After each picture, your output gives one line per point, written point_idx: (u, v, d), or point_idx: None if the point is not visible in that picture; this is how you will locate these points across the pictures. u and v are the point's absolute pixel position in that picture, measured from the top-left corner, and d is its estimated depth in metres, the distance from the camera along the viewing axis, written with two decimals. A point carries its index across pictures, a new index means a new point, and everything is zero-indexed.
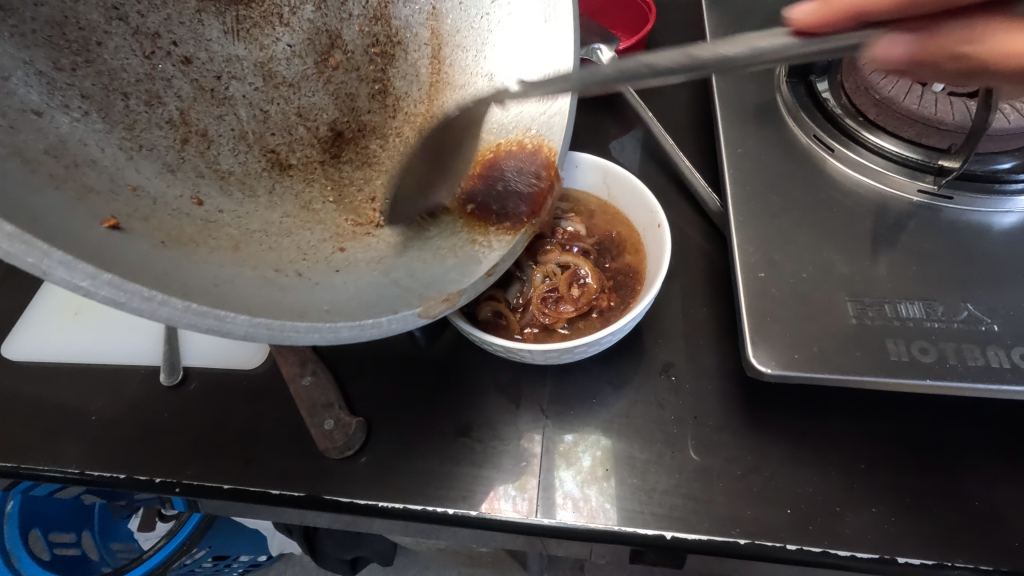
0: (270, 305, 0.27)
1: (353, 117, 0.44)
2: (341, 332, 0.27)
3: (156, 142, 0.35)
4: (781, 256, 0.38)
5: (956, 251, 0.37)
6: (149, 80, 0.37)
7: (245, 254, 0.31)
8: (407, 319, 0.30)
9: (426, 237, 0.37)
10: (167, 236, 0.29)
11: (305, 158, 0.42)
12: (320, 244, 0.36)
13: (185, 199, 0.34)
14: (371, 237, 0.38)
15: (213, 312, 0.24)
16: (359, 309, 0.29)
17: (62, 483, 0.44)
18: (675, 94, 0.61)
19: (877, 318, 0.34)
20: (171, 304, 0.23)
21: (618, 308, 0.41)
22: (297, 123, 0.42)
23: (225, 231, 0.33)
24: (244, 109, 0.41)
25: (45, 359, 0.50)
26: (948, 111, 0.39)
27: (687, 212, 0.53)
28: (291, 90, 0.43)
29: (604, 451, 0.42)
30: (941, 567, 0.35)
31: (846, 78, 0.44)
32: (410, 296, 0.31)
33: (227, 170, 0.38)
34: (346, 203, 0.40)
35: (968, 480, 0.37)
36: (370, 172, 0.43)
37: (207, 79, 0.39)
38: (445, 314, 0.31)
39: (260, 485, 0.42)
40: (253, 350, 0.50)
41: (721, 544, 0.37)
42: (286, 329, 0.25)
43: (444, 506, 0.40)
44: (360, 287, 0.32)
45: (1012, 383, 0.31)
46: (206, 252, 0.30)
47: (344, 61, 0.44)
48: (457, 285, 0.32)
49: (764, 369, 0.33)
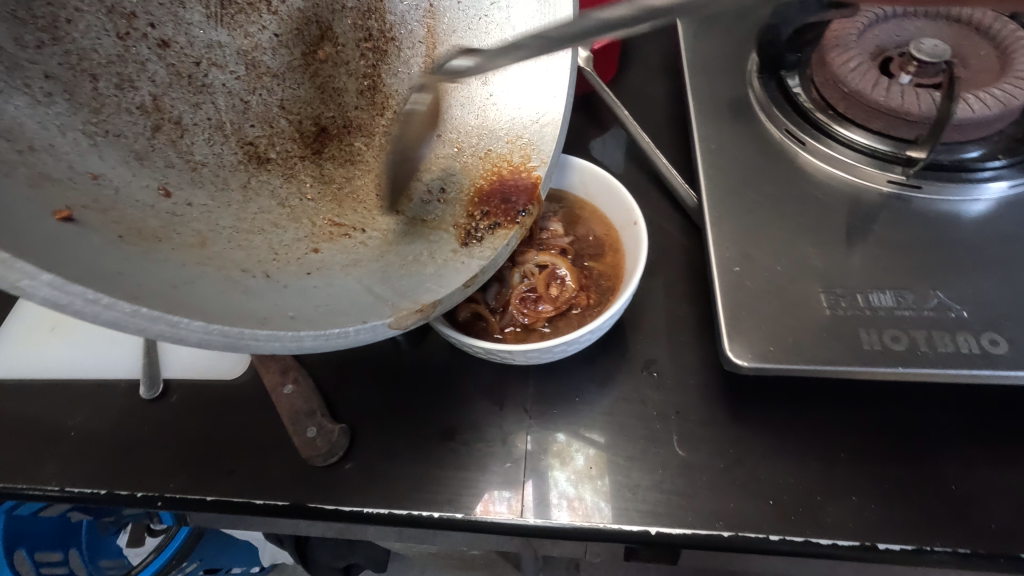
0: (225, 309, 0.27)
1: (340, 114, 0.43)
2: (303, 341, 0.28)
3: (125, 128, 0.34)
4: (756, 249, 0.38)
5: (927, 239, 0.37)
6: (121, 62, 0.34)
7: (211, 254, 0.31)
8: (377, 329, 0.30)
9: (410, 240, 0.36)
10: (126, 230, 0.28)
11: (284, 153, 0.40)
12: (293, 244, 0.35)
13: (152, 191, 0.33)
14: (350, 238, 0.37)
15: (166, 317, 0.24)
16: (324, 318, 0.29)
17: (44, 500, 0.44)
18: (651, 92, 0.61)
19: (850, 307, 0.35)
20: (117, 307, 0.23)
21: (596, 306, 0.41)
22: (278, 115, 0.41)
23: (191, 227, 0.32)
24: (223, 99, 0.38)
25: (23, 376, 0.50)
26: (914, 103, 0.39)
27: (665, 208, 0.53)
28: (275, 81, 0.41)
29: (598, 452, 0.42)
30: (921, 552, 0.35)
31: (815, 71, 0.44)
32: (381, 304, 0.31)
33: (201, 162, 0.36)
34: (327, 205, 0.39)
35: (946, 465, 0.38)
36: (354, 169, 0.42)
37: (185, 64, 0.37)
38: (417, 325, 0.31)
39: (244, 496, 0.42)
40: (235, 360, 0.50)
41: (705, 537, 0.37)
42: (245, 338, 0.26)
43: (429, 510, 0.40)
44: (331, 290, 0.32)
45: (982, 368, 0.31)
46: (166, 249, 0.29)
47: (333, 55, 0.43)
48: (433, 295, 0.32)
49: (740, 362, 0.33)
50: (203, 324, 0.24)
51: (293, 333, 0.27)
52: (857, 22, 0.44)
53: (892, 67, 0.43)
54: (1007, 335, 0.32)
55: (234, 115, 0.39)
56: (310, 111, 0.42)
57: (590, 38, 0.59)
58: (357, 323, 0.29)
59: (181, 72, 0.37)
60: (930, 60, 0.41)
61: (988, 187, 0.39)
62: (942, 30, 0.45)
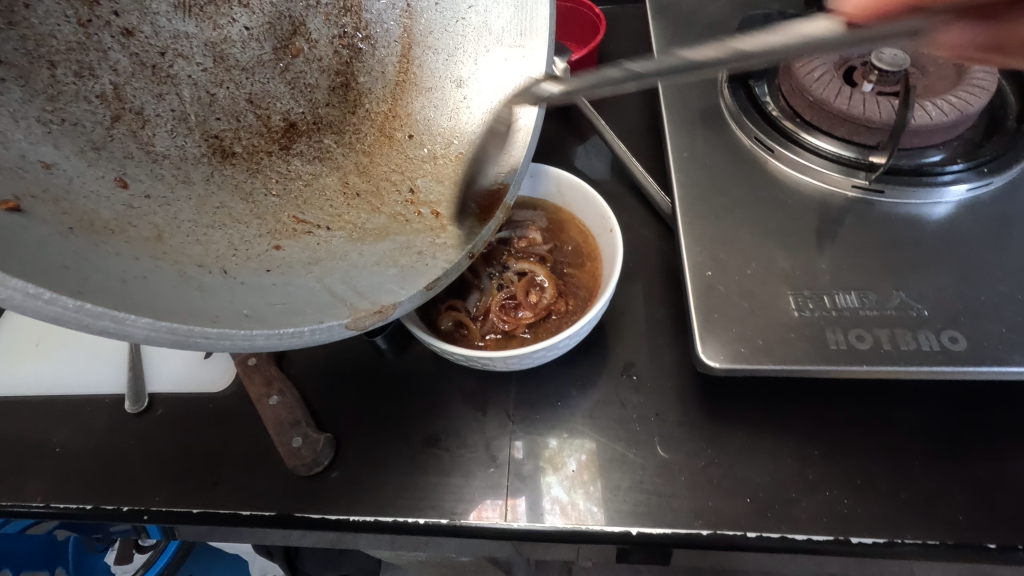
0: (180, 307, 0.26)
1: (310, 109, 0.41)
2: (256, 340, 0.26)
3: (81, 117, 0.33)
4: (726, 253, 0.39)
5: (890, 242, 0.39)
6: (82, 50, 0.33)
7: (167, 248, 0.31)
8: (333, 329, 0.29)
9: (371, 241, 0.37)
10: (78, 223, 0.28)
11: (250, 147, 0.39)
12: (255, 240, 0.35)
13: (108, 182, 0.32)
14: (311, 235, 0.36)
15: (110, 312, 0.22)
16: (280, 318, 0.28)
17: (27, 518, 0.44)
18: (628, 102, 0.63)
19: (817, 308, 0.36)
20: (58, 302, 0.21)
21: (575, 312, 0.42)
22: (246, 109, 0.39)
23: (149, 219, 0.32)
24: (189, 90, 0.37)
25: (7, 392, 0.50)
26: (875, 111, 0.40)
27: (642, 215, 0.55)
28: (243, 74, 0.39)
29: (589, 454, 0.42)
30: (891, 544, 0.36)
31: (782, 81, 0.46)
32: (341, 305, 0.31)
33: (161, 153, 0.36)
34: (291, 200, 0.38)
35: (915, 458, 0.39)
36: (321, 167, 0.40)
37: (150, 54, 0.36)
38: (377, 326, 0.30)
39: (230, 507, 0.42)
40: (219, 373, 0.50)
41: (684, 536, 0.38)
42: (193, 335, 0.24)
43: (414, 516, 0.41)
44: (290, 289, 0.32)
45: (941, 365, 0.33)
46: (120, 242, 0.29)
47: (306, 50, 0.41)
48: (392, 298, 0.32)
49: (713, 364, 0.34)
50: (151, 321, 0.23)
51: (245, 331, 0.26)
52: None
53: (855, 76, 0.45)
54: (965, 332, 0.34)
55: (200, 108, 0.37)
56: (280, 105, 0.41)
57: (567, 50, 0.61)
58: (313, 324, 0.28)
59: (145, 62, 0.36)
60: (889, 69, 0.42)
61: (949, 189, 0.40)
62: None
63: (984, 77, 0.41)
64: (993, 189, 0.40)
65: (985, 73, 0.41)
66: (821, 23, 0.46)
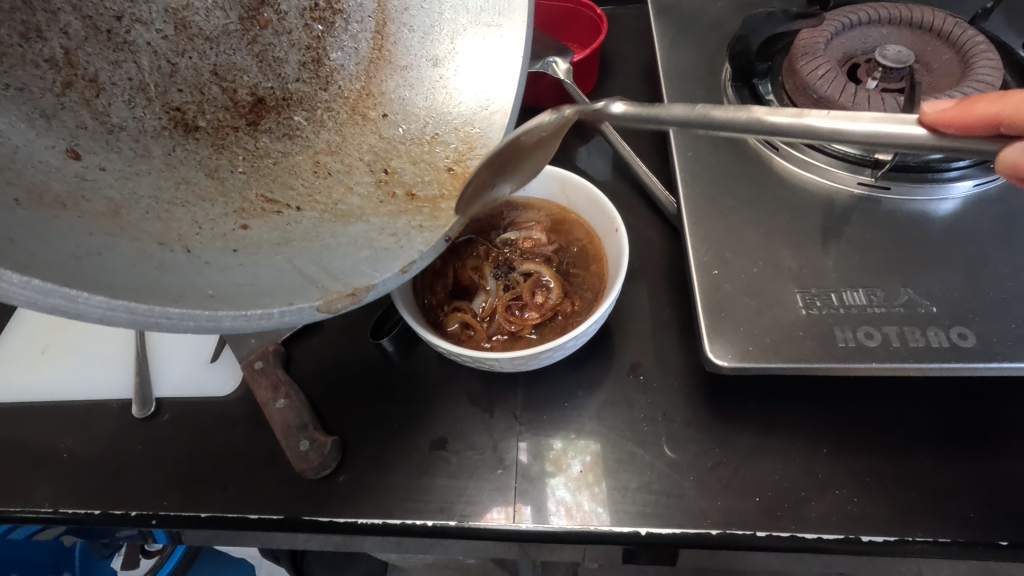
0: (139, 286, 0.25)
1: (279, 84, 0.39)
2: (221, 321, 0.26)
3: (29, 82, 0.30)
4: (733, 252, 0.39)
5: (897, 239, 0.39)
6: (27, 8, 0.30)
7: (125, 225, 0.29)
8: (303, 311, 0.29)
9: (347, 223, 0.35)
10: (25, 195, 0.26)
11: (215, 122, 0.37)
12: (220, 218, 0.34)
13: (59, 152, 0.30)
14: (280, 215, 0.35)
15: (62, 289, 0.22)
16: (246, 299, 0.28)
17: (35, 523, 0.44)
18: (631, 102, 0.63)
19: (824, 306, 0.36)
20: (6, 278, 0.21)
21: (581, 312, 0.41)
22: (210, 81, 0.37)
23: (104, 193, 0.30)
24: (148, 59, 0.35)
25: (14, 398, 0.50)
26: (880, 107, 0.40)
27: (647, 215, 0.55)
28: (207, 44, 0.37)
29: (593, 456, 0.42)
30: (902, 542, 0.36)
31: (786, 79, 0.46)
32: (311, 287, 0.30)
33: (119, 125, 0.33)
34: (262, 178, 0.37)
35: (924, 456, 0.39)
36: (291, 145, 0.38)
37: (105, 18, 0.33)
38: (348, 309, 0.30)
39: (238, 511, 0.42)
40: (225, 377, 0.50)
41: (693, 536, 0.38)
42: (154, 316, 0.24)
43: (423, 519, 0.41)
44: (258, 270, 0.31)
45: (951, 362, 0.33)
46: (73, 217, 0.27)
47: (275, 21, 0.38)
48: (365, 280, 0.31)
49: (721, 363, 0.34)
50: (106, 300, 0.23)
51: (210, 312, 0.26)
52: (823, 32, 0.45)
53: (860, 73, 0.45)
54: (974, 328, 0.34)
55: (163, 79, 0.35)
56: (248, 77, 0.38)
57: (569, 51, 0.61)
58: (283, 305, 0.28)
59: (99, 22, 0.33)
60: (894, 66, 0.42)
61: (956, 186, 0.40)
62: (905, 37, 0.46)
63: (989, 72, 0.41)
64: (1000, 185, 0.40)
65: (990, 68, 0.41)
66: (824, 20, 0.46)
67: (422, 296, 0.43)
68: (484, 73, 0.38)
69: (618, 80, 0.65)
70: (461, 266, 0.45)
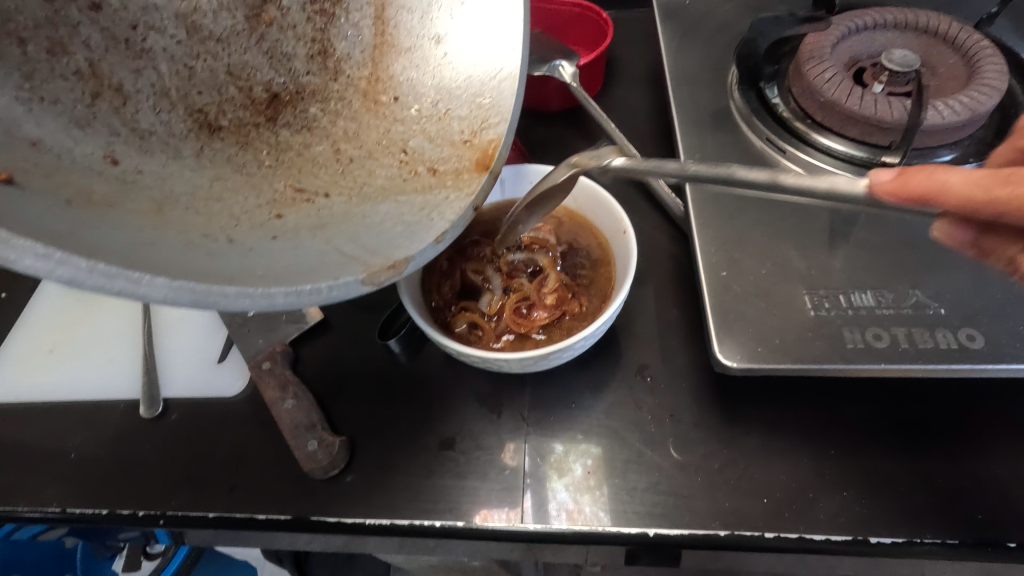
0: (191, 269, 0.26)
1: (291, 79, 0.39)
2: (275, 299, 0.26)
3: (61, 95, 0.31)
4: (740, 254, 0.39)
5: (904, 241, 0.39)
6: (52, 25, 0.31)
7: (167, 219, 0.30)
8: (350, 286, 0.29)
9: (375, 203, 0.35)
10: (75, 195, 0.27)
11: (236, 121, 0.37)
12: (255, 210, 0.33)
13: (98, 157, 0.31)
14: (312, 203, 0.35)
15: (126, 273, 0.22)
16: (295, 277, 0.28)
17: (43, 523, 0.44)
18: (636, 104, 0.63)
19: (833, 308, 0.36)
20: (72, 263, 0.21)
21: (589, 313, 0.41)
22: (226, 82, 0.37)
23: (145, 193, 0.31)
24: (166, 65, 0.35)
25: (21, 398, 0.50)
26: (887, 111, 0.40)
27: (652, 217, 0.55)
28: (219, 46, 0.37)
29: (594, 459, 0.42)
30: (910, 544, 0.36)
31: (793, 82, 0.46)
32: (353, 263, 0.30)
33: (148, 130, 0.34)
34: (288, 169, 0.36)
35: (931, 457, 0.39)
36: (311, 137, 0.38)
37: (120, 28, 0.34)
38: (392, 282, 0.30)
39: (246, 511, 0.42)
40: (232, 377, 0.50)
41: (701, 537, 0.38)
42: (213, 295, 0.24)
43: (431, 519, 0.41)
44: (298, 252, 0.30)
45: (959, 363, 0.33)
46: (119, 215, 0.28)
47: (278, 18, 0.38)
48: (404, 251, 0.31)
49: (730, 364, 0.35)
50: (167, 280, 0.23)
51: (264, 289, 0.26)
52: (830, 35, 0.46)
53: (866, 77, 0.45)
54: (983, 330, 0.34)
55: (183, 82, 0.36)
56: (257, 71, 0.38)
57: (575, 53, 0.61)
58: (330, 280, 0.28)
59: (118, 32, 0.34)
60: (900, 70, 0.42)
61: None
62: (911, 41, 0.47)
63: (995, 76, 0.41)
64: None
65: (996, 72, 0.41)
66: (831, 25, 0.46)
67: (430, 299, 0.43)
68: (480, 42, 0.38)
69: (622, 83, 0.66)
70: (467, 268, 0.45)
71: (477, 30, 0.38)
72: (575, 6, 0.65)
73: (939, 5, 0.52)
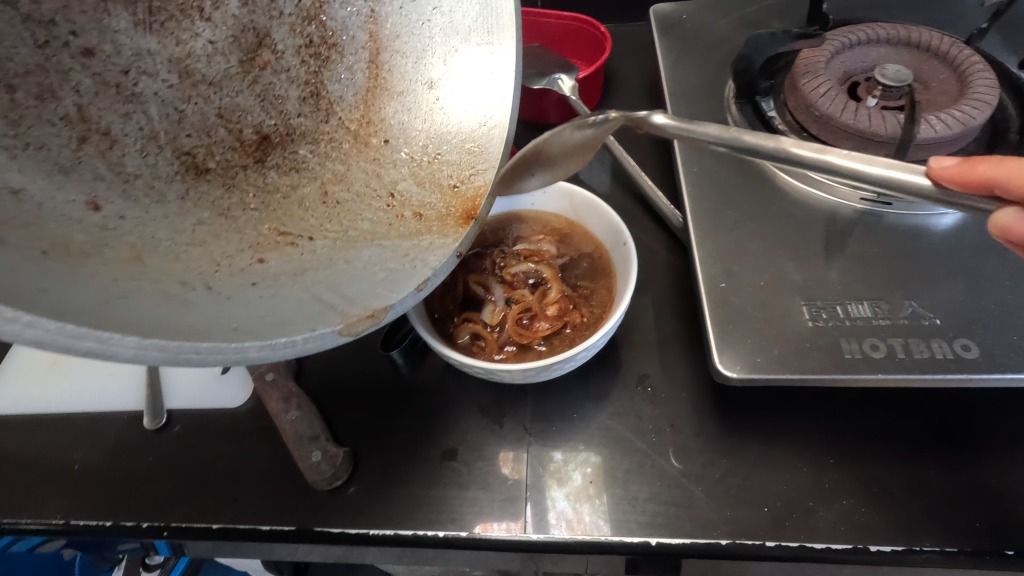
0: (167, 323, 0.26)
1: (282, 120, 0.39)
2: (247, 353, 0.26)
3: (47, 140, 0.31)
4: (739, 265, 0.40)
5: (899, 252, 0.39)
6: (42, 71, 0.32)
7: (147, 268, 0.30)
8: (325, 337, 0.29)
9: (358, 247, 0.35)
10: (51, 246, 0.27)
11: (224, 163, 0.38)
12: (237, 255, 0.34)
13: (80, 205, 0.31)
14: (295, 246, 0.35)
15: (95, 332, 0.22)
16: (269, 329, 0.28)
17: (45, 535, 0.44)
18: (635, 117, 0.64)
19: (830, 318, 0.36)
20: (39, 325, 0.21)
21: (591, 323, 0.42)
22: (216, 124, 0.38)
23: (125, 239, 0.31)
24: (156, 109, 0.36)
25: (24, 411, 0.51)
26: (880, 125, 0.41)
27: (652, 228, 0.56)
28: (211, 89, 0.37)
29: (593, 468, 0.43)
30: (910, 552, 0.36)
31: (788, 96, 0.47)
32: (329, 312, 0.30)
33: (132, 173, 0.34)
34: (271, 213, 0.37)
35: (929, 465, 0.40)
36: (298, 178, 0.39)
37: (113, 73, 0.34)
38: (369, 331, 0.30)
39: (250, 522, 0.43)
40: (236, 388, 0.50)
41: (703, 546, 0.38)
42: (183, 351, 0.24)
43: (434, 529, 0.41)
44: (276, 300, 0.31)
45: (955, 373, 0.33)
46: (96, 264, 0.28)
47: (273, 61, 0.39)
48: (381, 301, 0.31)
49: (730, 374, 0.35)
50: (138, 338, 0.23)
51: (237, 344, 0.26)
52: (824, 51, 0.47)
53: (860, 91, 0.46)
54: (978, 340, 0.34)
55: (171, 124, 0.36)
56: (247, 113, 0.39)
57: (574, 67, 0.62)
58: (305, 332, 0.28)
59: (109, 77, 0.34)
60: (893, 85, 0.43)
61: None
62: (903, 56, 0.48)
63: (986, 91, 0.42)
64: None
65: (986, 87, 0.42)
66: (825, 40, 0.47)
67: (433, 310, 0.43)
68: (474, 97, 0.39)
69: (621, 96, 0.67)
70: (470, 278, 0.45)
71: (471, 84, 0.39)
72: (574, 21, 0.66)
73: (931, 20, 0.53)
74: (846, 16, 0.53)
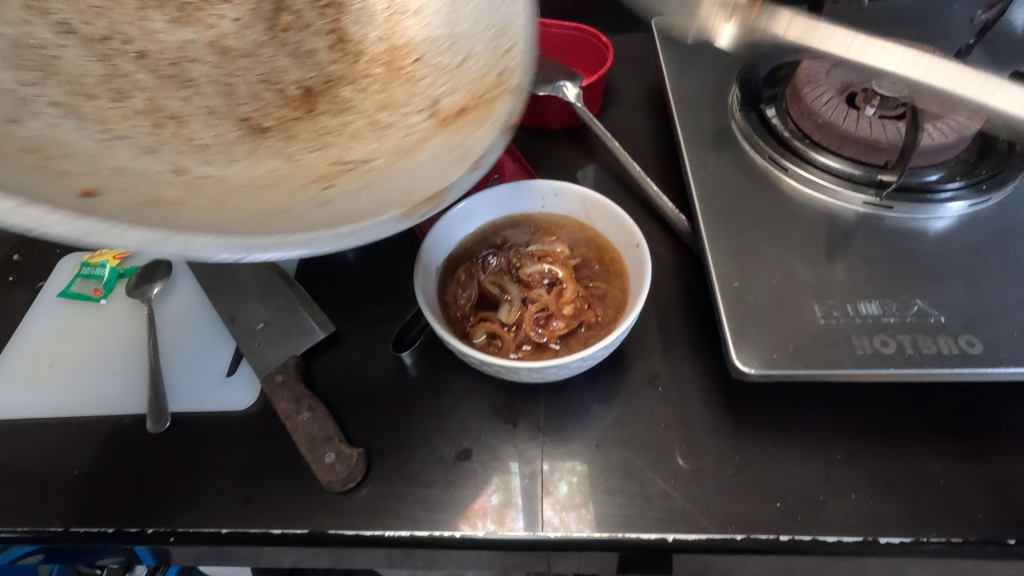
0: (248, 227, 0.25)
1: (318, 71, 0.38)
2: (321, 241, 0.24)
3: (130, 131, 0.32)
4: (752, 265, 0.41)
5: (902, 253, 0.41)
6: (110, 79, 0.34)
7: (228, 208, 0.27)
8: (388, 224, 0.26)
9: (417, 153, 0.32)
10: (140, 201, 0.26)
11: (280, 120, 0.35)
12: (305, 187, 0.30)
13: (162, 173, 0.30)
14: (354, 171, 0.32)
15: (165, 235, 0.22)
16: (333, 221, 0.26)
17: (44, 543, 0.43)
18: (636, 125, 0.65)
19: (842, 316, 0.38)
20: (62, 221, 0.21)
21: (605, 323, 0.43)
22: (262, 88, 0.37)
23: (208, 188, 0.29)
24: (207, 88, 0.36)
25: (19, 415, 0.49)
26: (881, 132, 0.43)
27: (656, 231, 0.57)
28: (248, 60, 0.38)
29: (578, 479, 0.43)
30: (917, 543, 0.38)
31: (791, 104, 0.48)
32: (390, 201, 0.27)
33: (203, 143, 0.33)
34: (330, 150, 0.34)
35: (934, 458, 0.41)
36: (346, 116, 0.36)
37: (163, 66, 0.36)
38: (431, 214, 0.27)
39: (261, 526, 0.42)
40: (243, 390, 0.49)
41: (718, 542, 0.39)
42: (250, 245, 0.23)
43: (451, 529, 0.41)
44: (343, 207, 0.27)
45: (961, 368, 0.35)
46: (185, 209, 0.27)
47: (294, 20, 0.39)
48: (442, 182, 0.28)
49: (747, 370, 0.36)
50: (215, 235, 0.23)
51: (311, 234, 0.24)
52: (824, 62, 0.49)
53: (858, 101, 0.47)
54: (980, 336, 0.36)
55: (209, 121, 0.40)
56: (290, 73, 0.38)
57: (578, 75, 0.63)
58: (367, 219, 0.26)
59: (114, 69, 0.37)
60: (890, 95, 0.45)
61: (952, 205, 0.42)
62: None
63: None
64: (990, 205, 0.43)
65: None
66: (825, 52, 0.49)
67: (450, 309, 0.44)
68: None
69: (622, 106, 0.68)
70: (484, 279, 0.45)
71: None
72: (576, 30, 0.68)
73: (921, 35, 0.55)
74: (842, 30, 0.56)
